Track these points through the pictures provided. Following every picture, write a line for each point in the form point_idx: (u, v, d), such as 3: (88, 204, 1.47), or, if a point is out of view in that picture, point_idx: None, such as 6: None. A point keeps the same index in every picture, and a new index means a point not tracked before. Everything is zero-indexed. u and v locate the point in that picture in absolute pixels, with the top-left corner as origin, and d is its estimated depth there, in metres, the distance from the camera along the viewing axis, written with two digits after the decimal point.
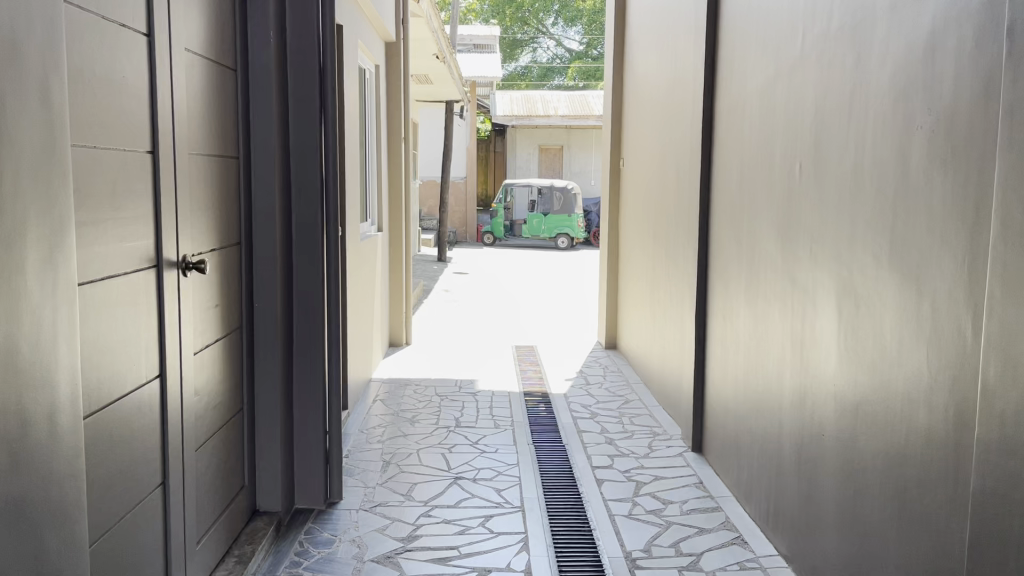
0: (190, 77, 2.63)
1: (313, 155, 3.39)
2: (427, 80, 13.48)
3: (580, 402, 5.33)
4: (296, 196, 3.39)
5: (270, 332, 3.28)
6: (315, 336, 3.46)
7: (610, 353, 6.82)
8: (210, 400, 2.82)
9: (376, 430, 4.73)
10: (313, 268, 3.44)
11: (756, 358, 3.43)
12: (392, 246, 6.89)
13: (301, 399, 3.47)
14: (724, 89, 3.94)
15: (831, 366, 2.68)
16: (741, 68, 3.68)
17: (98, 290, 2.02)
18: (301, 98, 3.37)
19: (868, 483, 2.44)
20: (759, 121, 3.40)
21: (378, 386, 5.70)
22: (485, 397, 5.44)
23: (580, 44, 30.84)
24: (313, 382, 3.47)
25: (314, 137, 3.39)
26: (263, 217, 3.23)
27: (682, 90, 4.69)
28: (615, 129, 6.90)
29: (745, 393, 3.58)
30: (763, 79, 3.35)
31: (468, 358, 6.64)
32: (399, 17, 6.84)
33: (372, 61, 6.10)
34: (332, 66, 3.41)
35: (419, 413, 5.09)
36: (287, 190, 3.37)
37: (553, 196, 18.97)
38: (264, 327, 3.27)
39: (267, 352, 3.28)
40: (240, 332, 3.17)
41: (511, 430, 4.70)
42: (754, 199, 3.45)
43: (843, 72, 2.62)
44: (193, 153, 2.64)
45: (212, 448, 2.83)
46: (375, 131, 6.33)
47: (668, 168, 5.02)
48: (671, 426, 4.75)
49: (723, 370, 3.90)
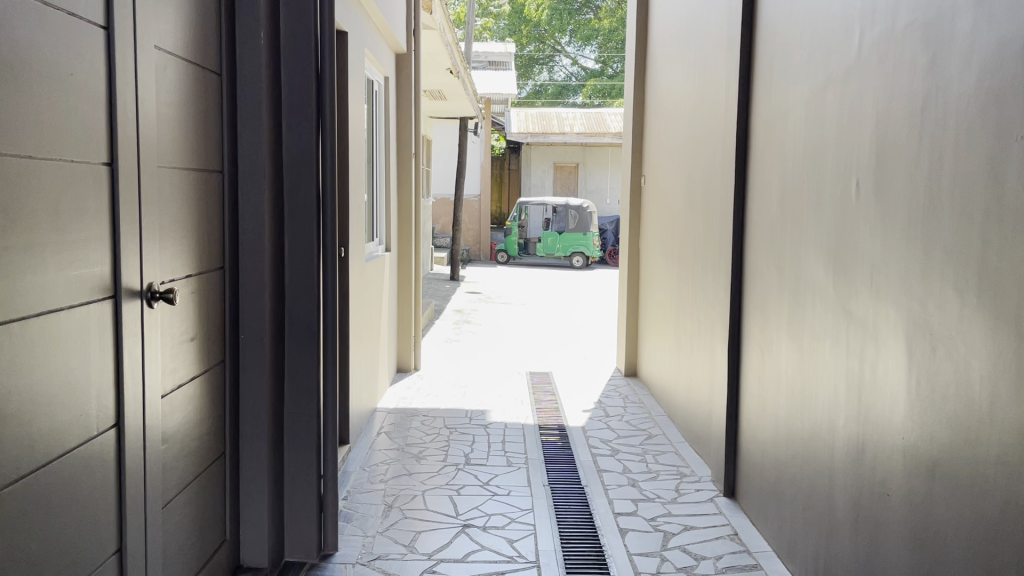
0: (162, 81, 2.30)
1: (309, 169, 3.06)
2: (441, 96, 13.21)
3: (600, 437, 4.96)
4: (290, 216, 3.06)
5: (256, 367, 2.93)
6: (310, 373, 3.11)
7: (630, 381, 6.44)
8: (184, 449, 2.48)
9: (380, 467, 4.37)
10: (308, 295, 3.09)
11: (801, 399, 3.05)
12: (401, 266, 6.55)
13: (291, 441, 3.12)
14: (762, 103, 3.60)
15: (899, 417, 2.31)
16: (781, 76, 3.34)
17: (34, 329, 1.69)
18: (296, 105, 3.04)
19: (948, 559, 2.06)
20: (804, 133, 3.05)
21: (384, 416, 5.34)
22: (497, 431, 5.08)
23: (596, 62, 30.59)
24: (305, 421, 3.12)
25: (312, 148, 3.05)
26: (251, 239, 2.88)
27: (712, 105, 4.34)
28: (637, 146, 6.56)
29: (786, 437, 3.21)
30: (810, 86, 2.99)
31: (479, 385, 6.28)
32: (411, 28, 6.55)
33: (381, 73, 5.82)
34: (331, 71, 3.08)
35: (426, 447, 4.73)
36: (280, 209, 3.04)
37: (568, 215, 18.60)
38: (251, 362, 2.92)
39: (254, 391, 2.93)
40: (221, 367, 2.83)
41: (525, 470, 4.33)
42: (798, 221, 3.09)
43: (914, 75, 2.27)
44: (163, 166, 2.31)
45: (187, 503, 2.49)
46: (384, 146, 6.02)
47: (697, 189, 4.66)
48: (699, 466, 4.37)
49: (761, 408, 3.52)
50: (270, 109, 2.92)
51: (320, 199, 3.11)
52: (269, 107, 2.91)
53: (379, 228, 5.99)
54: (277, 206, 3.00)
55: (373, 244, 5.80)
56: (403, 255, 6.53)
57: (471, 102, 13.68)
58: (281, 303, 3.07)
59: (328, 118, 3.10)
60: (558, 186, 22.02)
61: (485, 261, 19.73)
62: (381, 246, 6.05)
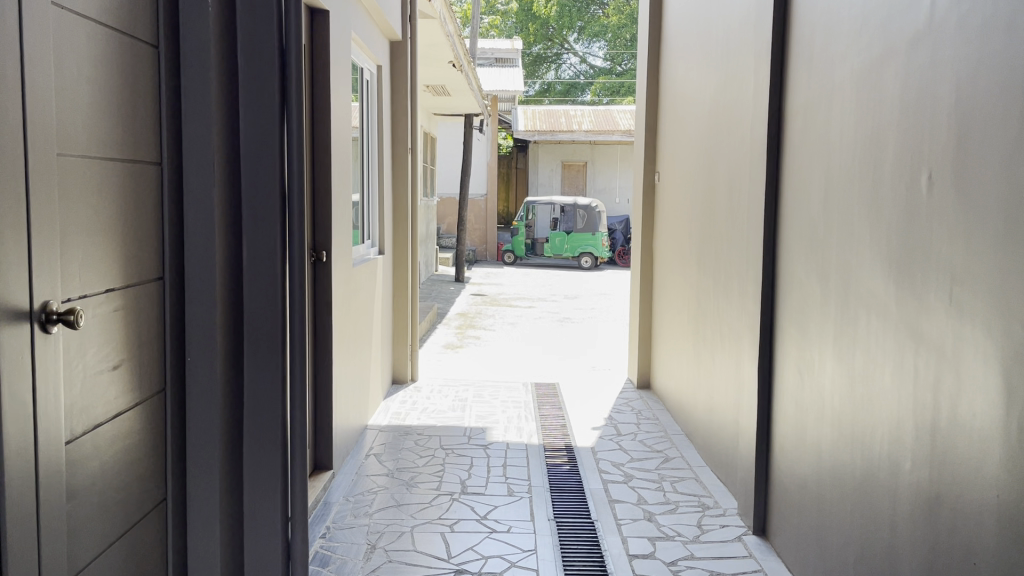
0: (64, 49, 1.84)
1: (272, 172, 2.38)
2: (444, 92, 12.74)
3: (611, 460, 4.48)
4: (247, 227, 2.39)
5: (207, 400, 2.39)
6: (274, 427, 2.44)
7: (643, 393, 5.97)
8: (103, 502, 2.02)
9: (365, 496, 3.91)
10: (269, 331, 2.42)
11: (853, 434, 2.57)
12: (396, 269, 6.08)
13: (252, 511, 2.47)
14: (799, 85, 3.12)
15: (992, 468, 1.84)
16: (824, 51, 2.86)
17: None
18: (254, 92, 2.36)
19: None
20: (857, 116, 2.57)
21: (375, 435, 4.88)
22: (498, 452, 4.62)
23: (604, 59, 30.11)
24: (266, 489, 2.45)
25: (274, 144, 2.37)
26: (196, 246, 2.36)
27: (737, 92, 3.86)
28: (650, 140, 6.07)
29: (831, 475, 2.73)
30: (865, 60, 2.52)
31: (480, 398, 5.82)
32: (407, 15, 6.10)
33: (372, 60, 5.36)
34: (297, 45, 2.35)
35: (419, 472, 4.27)
36: (234, 217, 2.41)
37: (576, 214, 18.13)
38: (197, 394, 2.40)
39: (203, 432, 2.41)
40: (156, 397, 2.37)
41: (528, 500, 3.87)
42: (848, 222, 2.61)
43: (1013, 36, 1.78)
44: (67, 155, 1.85)
45: (106, 570, 2.03)
46: (376, 140, 5.57)
47: (719, 187, 4.18)
48: (723, 496, 3.89)
49: (798, 438, 3.05)
50: (220, 91, 2.33)
51: (283, 206, 2.40)
52: (219, 89, 2.33)
53: (370, 228, 5.55)
54: (228, 214, 2.39)
55: (364, 246, 5.36)
56: (399, 258, 6.07)
57: (475, 99, 13.22)
58: (238, 333, 2.45)
59: (294, 106, 2.36)
60: (566, 185, 21.54)
61: (492, 262, 19.28)
62: (374, 249, 5.60)
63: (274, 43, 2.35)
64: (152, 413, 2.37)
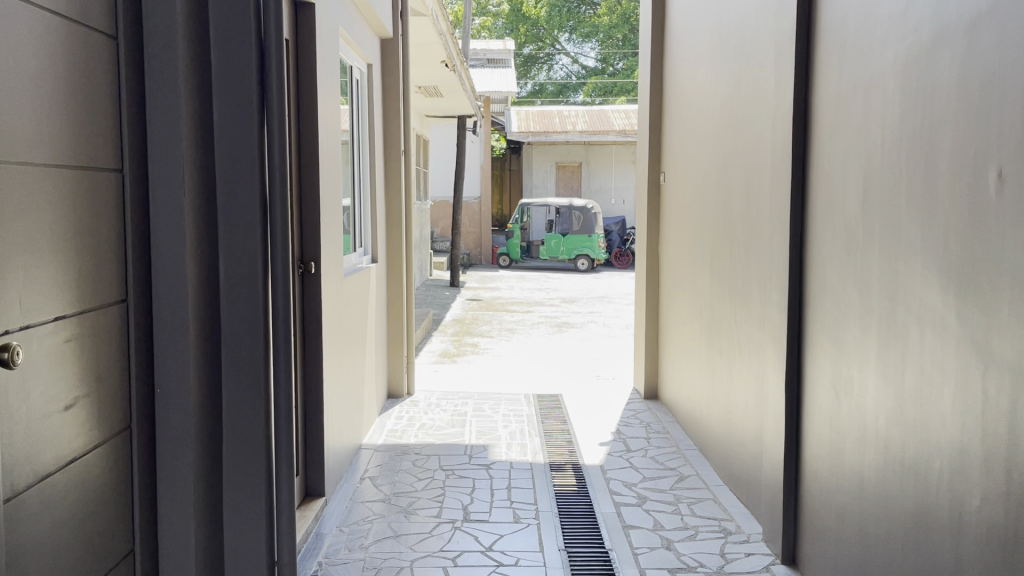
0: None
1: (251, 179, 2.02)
2: (437, 93, 12.46)
3: (622, 480, 4.21)
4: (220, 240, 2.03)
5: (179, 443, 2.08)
6: (257, 477, 2.06)
7: (651, 405, 5.70)
8: (52, 565, 1.75)
9: (360, 526, 3.63)
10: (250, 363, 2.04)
11: (903, 462, 2.30)
12: (391, 279, 5.80)
13: (233, 572, 2.09)
14: (828, 77, 2.86)
15: None
16: (859, 38, 2.60)
17: None
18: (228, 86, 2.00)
19: None
20: (902, 110, 2.31)
21: (370, 456, 4.60)
22: (502, 473, 4.34)
23: (596, 59, 29.88)
24: (250, 551, 2.08)
25: (252, 146, 2.01)
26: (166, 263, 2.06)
27: (756, 85, 3.58)
28: (655, 138, 5.80)
29: (878, 505, 2.46)
30: (913, 45, 2.26)
31: (481, 412, 5.54)
32: (399, 10, 5.80)
33: (362, 59, 5.09)
34: (279, 35, 1.99)
35: (418, 497, 3.99)
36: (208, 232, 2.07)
37: (572, 216, 17.87)
38: (169, 435, 2.09)
39: (175, 479, 2.09)
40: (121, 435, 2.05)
41: (536, 528, 3.60)
42: (892, 228, 2.36)
43: None
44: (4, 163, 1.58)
45: None
46: (368, 144, 5.30)
47: (735, 189, 3.91)
48: (746, 520, 3.62)
49: (835, 463, 2.78)
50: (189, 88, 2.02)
51: (264, 218, 2.03)
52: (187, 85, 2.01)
53: (362, 236, 5.27)
54: (203, 227, 2.06)
55: (356, 254, 5.08)
56: (393, 266, 5.79)
57: (468, 99, 12.93)
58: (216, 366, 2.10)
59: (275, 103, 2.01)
60: (560, 186, 21.27)
61: (487, 265, 19.00)
62: (367, 257, 5.32)
63: (251, 27, 1.99)
64: (115, 456, 2.03)
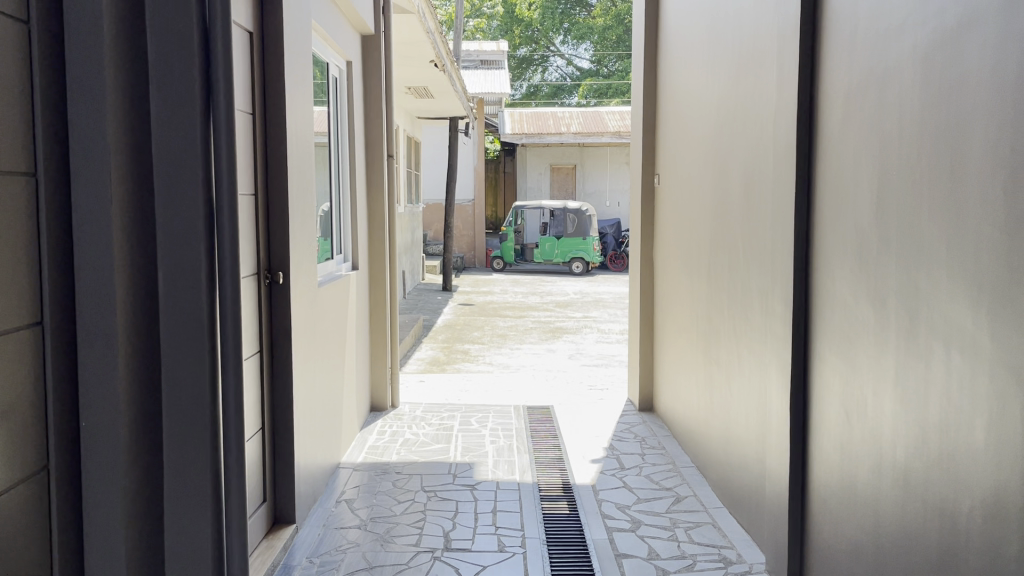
0: None
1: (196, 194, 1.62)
2: (428, 95, 12.22)
3: (615, 501, 3.96)
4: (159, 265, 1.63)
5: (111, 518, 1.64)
6: (202, 558, 1.65)
7: (646, 417, 5.45)
8: None
9: (333, 557, 3.36)
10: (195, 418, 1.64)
11: (927, 498, 2.05)
12: (373, 286, 5.54)
13: None
14: (838, 69, 2.61)
15: None
16: (874, 26, 2.35)
17: None
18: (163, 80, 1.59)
19: None
20: (927, 103, 2.05)
21: (349, 476, 4.34)
22: (488, 494, 4.09)
23: (591, 61, 29.67)
24: None
25: (196, 154, 1.61)
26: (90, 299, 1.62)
27: (756, 81, 3.33)
28: (649, 139, 5.55)
29: (896, 543, 2.21)
30: (937, 31, 2.00)
31: (468, 427, 5.28)
32: (381, 5, 5.55)
33: (339, 55, 4.83)
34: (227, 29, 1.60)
35: (396, 523, 3.72)
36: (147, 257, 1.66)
37: (566, 219, 17.64)
38: (96, 516, 1.64)
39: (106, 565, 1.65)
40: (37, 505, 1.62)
41: (522, 558, 3.33)
42: (914, 235, 2.10)
43: None
44: None
45: None
46: (347, 145, 5.04)
47: (734, 191, 3.66)
48: (747, 548, 3.37)
49: (846, 493, 2.53)
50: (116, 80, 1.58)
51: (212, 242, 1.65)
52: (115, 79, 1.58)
53: (342, 242, 5.02)
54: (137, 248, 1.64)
55: (335, 261, 4.82)
56: (376, 274, 5.54)
57: (460, 100, 12.70)
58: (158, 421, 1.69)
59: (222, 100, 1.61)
60: (555, 188, 21.05)
61: (480, 268, 18.77)
62: (347, 264, 5.07)
63: (195, 10, 1.58)
64: (30, 533, 1.61)
